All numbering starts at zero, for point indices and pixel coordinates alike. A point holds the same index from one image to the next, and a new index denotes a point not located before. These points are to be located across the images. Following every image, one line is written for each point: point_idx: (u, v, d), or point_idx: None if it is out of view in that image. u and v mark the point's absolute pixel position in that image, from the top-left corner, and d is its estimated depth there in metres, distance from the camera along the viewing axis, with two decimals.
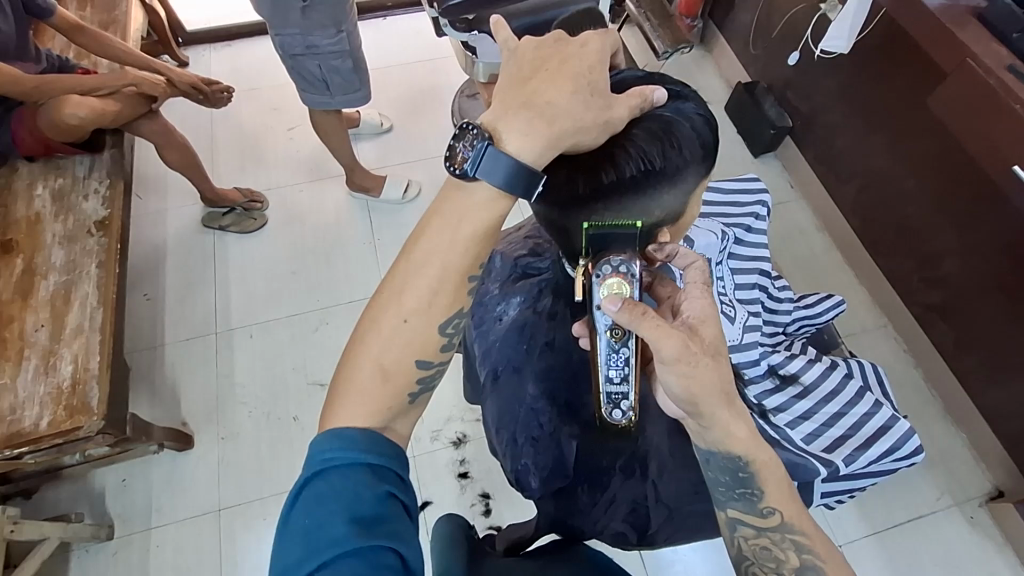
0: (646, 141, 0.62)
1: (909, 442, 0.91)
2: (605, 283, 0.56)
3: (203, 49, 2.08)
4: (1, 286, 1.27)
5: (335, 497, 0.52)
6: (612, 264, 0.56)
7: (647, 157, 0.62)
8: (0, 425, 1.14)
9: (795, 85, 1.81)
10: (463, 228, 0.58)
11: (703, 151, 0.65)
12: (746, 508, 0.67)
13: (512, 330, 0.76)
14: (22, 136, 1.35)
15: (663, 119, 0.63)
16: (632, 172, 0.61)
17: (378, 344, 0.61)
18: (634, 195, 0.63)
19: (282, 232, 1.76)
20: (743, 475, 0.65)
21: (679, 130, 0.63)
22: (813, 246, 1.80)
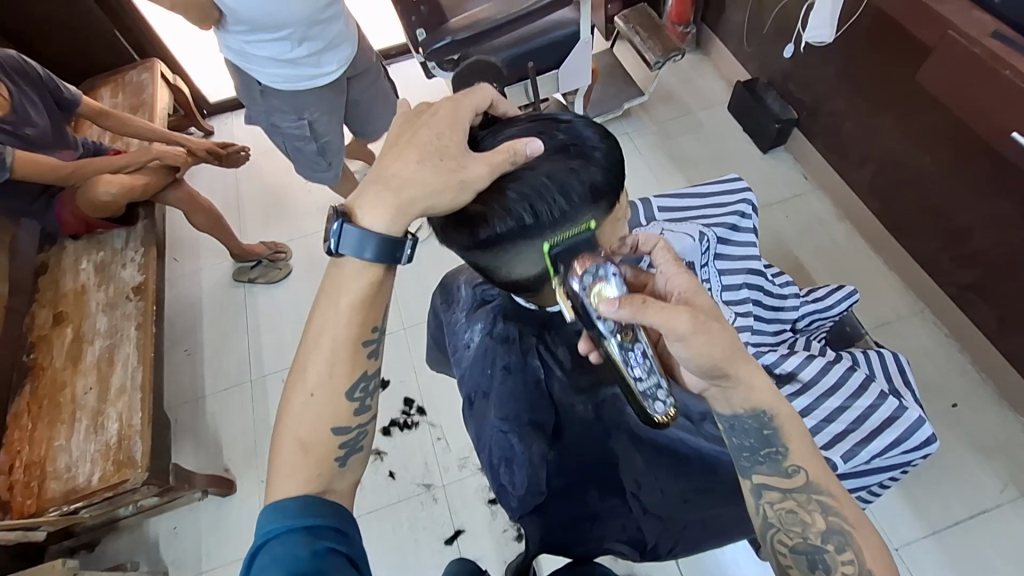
0: (517, 196, 0.61)
1: (922, 432, 0.87)
2: (593, 292, 0.53)
3: (226, 117, 2.24)
4: (54, 355, 1.39)
5: (274, 563, 0.55)
6: (592, 273, 0.54)
7: (517, 213, 0.61)
8: (57, 483, 1.24)
9: (795, 76, 1.78)
10: (341, 301, 0.65)
11: (588, 197, 0.62)
12: (771, 470, 0.65)
13: (478, 355, 0.76)
14: (65, 217, 1.49)
15: (539, 170, 0.61)
16: (503, 228, 0.62)
17: (293, 422, 0.66)
18: (511, 246, 0.63)
19: (306, 279, 1.85)
20: (768, 432, 0.63)
21: (554, 181, 0.61)
22: (834, 236, 1.74)
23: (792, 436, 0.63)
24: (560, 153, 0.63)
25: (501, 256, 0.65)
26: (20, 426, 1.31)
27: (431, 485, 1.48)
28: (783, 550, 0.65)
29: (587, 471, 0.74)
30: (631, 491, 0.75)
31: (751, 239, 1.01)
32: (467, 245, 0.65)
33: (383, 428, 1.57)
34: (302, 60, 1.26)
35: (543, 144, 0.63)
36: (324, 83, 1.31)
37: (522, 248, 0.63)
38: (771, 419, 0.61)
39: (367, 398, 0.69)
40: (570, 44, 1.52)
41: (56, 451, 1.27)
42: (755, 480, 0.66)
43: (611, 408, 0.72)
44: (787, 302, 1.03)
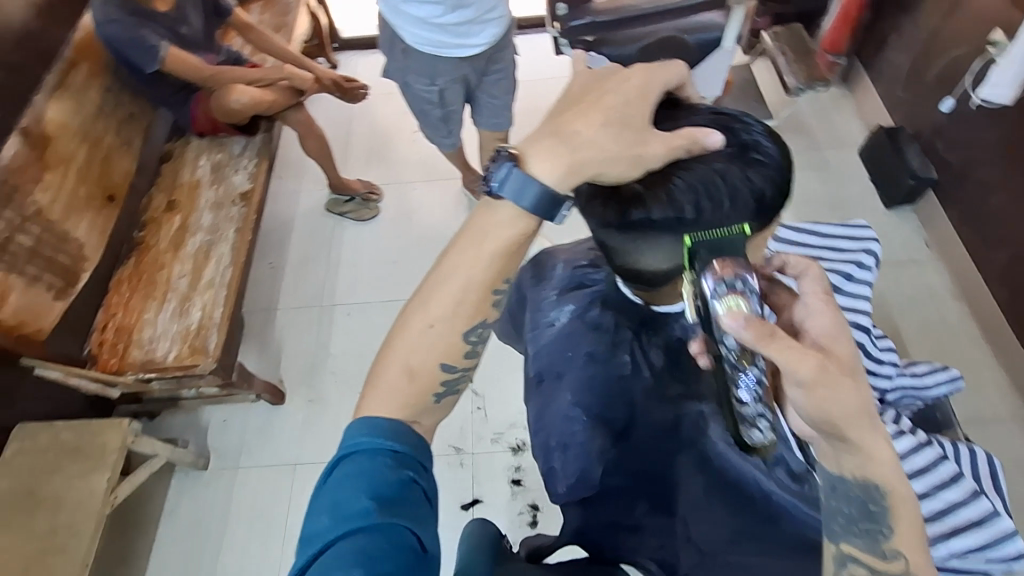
0: (684, 186, 0.58)
1: (1007, 545, 0.79)
2: (724, 302, 0.50)
3: (354, 54, 2.31)
4: (161, 237, 1.52)
5: (360, 477, 0.57)
6: (736, 285, 0.50)
7: (678, 203, 0.58)
8: (139, 352, 1.35)
9: (946, 134, 1.63)
10: (486, 246, 0.65)
11: (755, 208, 0.58)
12: (866, 546, 0.60)
13: (561, 336, 0.76)
14: (197, 116, 1.61)
15: (713, 167, 0.59)
16: (659, 215, 0.58)
17: (401, 344, 0.68)
18: (658, 238, 0.59)
19: (392, 224, 1.91)
20: (875, 508, 0.59)
21: (727, 183, 0.58)
22: (944, 315, 1.59)
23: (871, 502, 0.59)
24: (739, 157, 0.60)
25: (641, 245, 0.60)
26: (120, 292, 1.44)
27: (461, 449, 1.51)
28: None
29: (635, 481, 0.73)
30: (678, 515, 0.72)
31: (864, 292, 0.93)
32: (611, 223, 0.60)
33: None
34: (452, 28, 1.27)
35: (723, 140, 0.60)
36: (466, 54, 1.32)
37: (672, 242, 0.59)
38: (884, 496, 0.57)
39: (479, 344, 0.70)
40: (709, 49, 1.46)
41: (144, 322, 1.39)
42: (842, 549, 0.62)
43: (692, 422, 0.69)
44: (883, 367, 0.95)
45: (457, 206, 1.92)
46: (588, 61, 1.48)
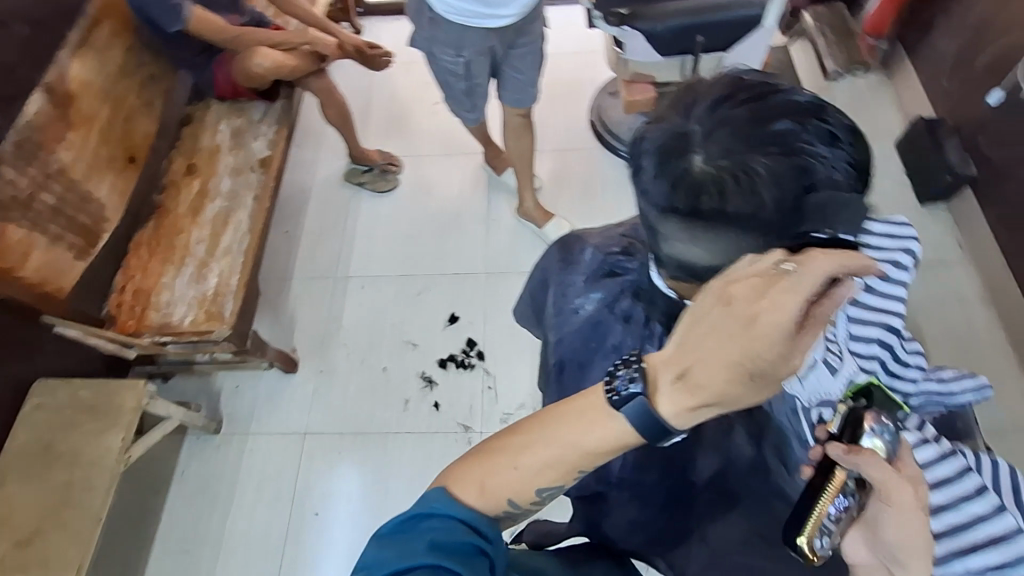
0: (771, 174, 0.49)
1: None
2: (867, 436, 0.55)
3: (377, 21, 2.26)
4: (179, 201, 1.51)
5: (433, 527, 0.52)
6: (879, 426, 0.56)
7: (762, 198, 0.50)
8: (156, 314, 1.36)
9: (990, 130, 1.56)
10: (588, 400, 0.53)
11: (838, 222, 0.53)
12: None
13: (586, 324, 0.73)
14: (219, 80, 1.59)
15: (810, 154, 0.50)
16: (737, 208, 0.50)
17: (495, 465, 0.54)
18: (727, 233, 0.51)
19: (409, 197, 1.89)
20: None
21: (817, 175, 0.50)
22: (970, 317, 1.55)
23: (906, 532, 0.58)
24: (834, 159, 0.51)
25: (704, 238, 0.52)
26: (138, 255, 1.45)
27: (470, 427, 1.52)
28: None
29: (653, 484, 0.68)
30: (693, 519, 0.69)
31: (900, 294, 0.90)
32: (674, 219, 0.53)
33: (440, 359, 1.62)
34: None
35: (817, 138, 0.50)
36: (494, 25, 1.27)
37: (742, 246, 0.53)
38: None
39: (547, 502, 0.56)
40: (748, 29, 1.39)
41: (161, 286, 1.40)
42: None
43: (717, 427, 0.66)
44: (908, 374, 0.91)
45: (475, 183, 1.89)
46: (621, 36, 1.43)
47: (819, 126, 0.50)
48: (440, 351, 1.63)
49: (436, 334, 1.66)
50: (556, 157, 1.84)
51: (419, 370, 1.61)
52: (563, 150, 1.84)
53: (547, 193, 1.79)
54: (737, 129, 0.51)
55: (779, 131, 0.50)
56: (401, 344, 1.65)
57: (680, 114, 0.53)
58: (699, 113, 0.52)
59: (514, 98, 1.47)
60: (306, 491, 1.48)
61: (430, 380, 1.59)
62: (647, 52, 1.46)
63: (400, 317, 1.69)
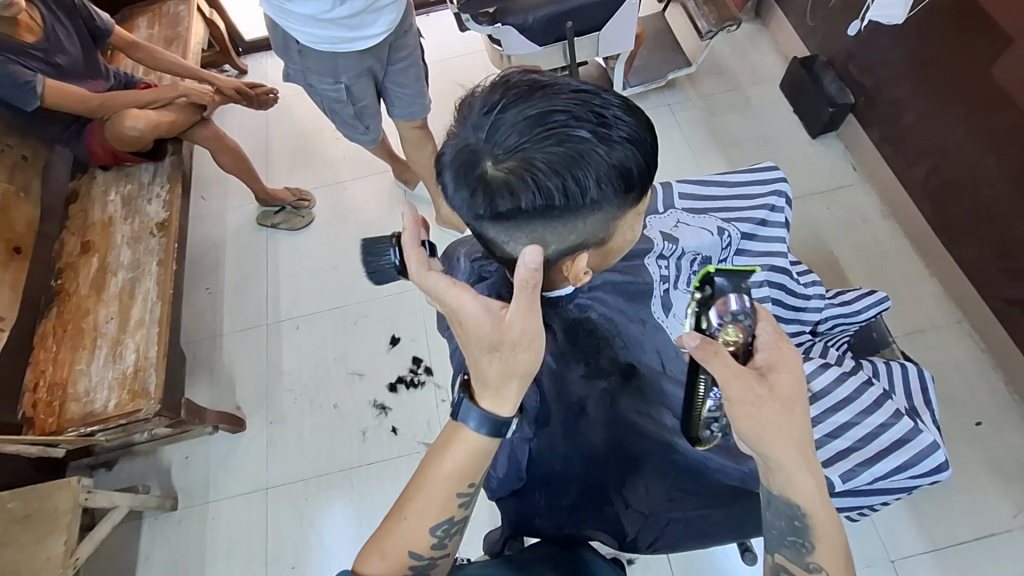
0: (548, 167, 0.57)
1: (931, 458, 0.84)
2: (722, 328, 0.60)
3: (261, 56, 2.20)
4: (79, 282, 1.44)
5: None
6: (730, 311, 0.60)
7: (547, 189, 0.58)
8: (77, 405, 1.29)
9: (857, 58, 1.65)
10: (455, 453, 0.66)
11: (619, 187, 0.60)
12: (792, 556, 0.65)
13: (469, 333, 0.77)
14: (94, 147, 1.50)
15: (575, 139, 0.57)
16: (529, 202, 0.59)
17: (395, 532, 0.66)
18: (528, 223, 0.61)
19: (328, 228, 1.86)
20: (801, 525, 0.63)
21: (591, 157, 0.58)
22: (876, 234, 1.64)
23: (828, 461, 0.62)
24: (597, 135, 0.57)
25: (512, 231, 0.62)
26: (46, 347, 1.36)
27: (432, 444, 1.51)
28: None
29: (568, 462, 0.74)
30: (613, 487, 0.75)
31: (780, 235, 0.95)
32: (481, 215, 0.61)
33: (390, 383, 1.60)
34: (345, 21, 1.21)
35: (579, 122, 0.57)
36: (365, 46, 1.25)
37: (545, 225, 0.61)
38: (806, 516, 0.61)
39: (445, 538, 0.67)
40: (615, 4, 1.43)
41: (77, 374, 1.33)
42: (775, 559, 0.68)
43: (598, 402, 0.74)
44: (811, 303, 0.98)
45: (392, 200, 1.87)
46: (496, 33, 1.44)
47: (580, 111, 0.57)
48: (388, 375, 1.61)
49: (380, 358, 1.64)
50: None
51: (370, 398, 1.58)
52: None
53: None
54: (512, 132, 0.58)
55: (548, 125, 0.57)
56: (348, 377, 1.62)
57: (465, 126, 0.60)
58: (480, 123, 0.59)
59: (406, 112, 1.45)
60: (278, 547, 1.44)
61: (383, 407, 1.57)
62: (525, 43, 1.48)
63: (340, 351, 1.66)
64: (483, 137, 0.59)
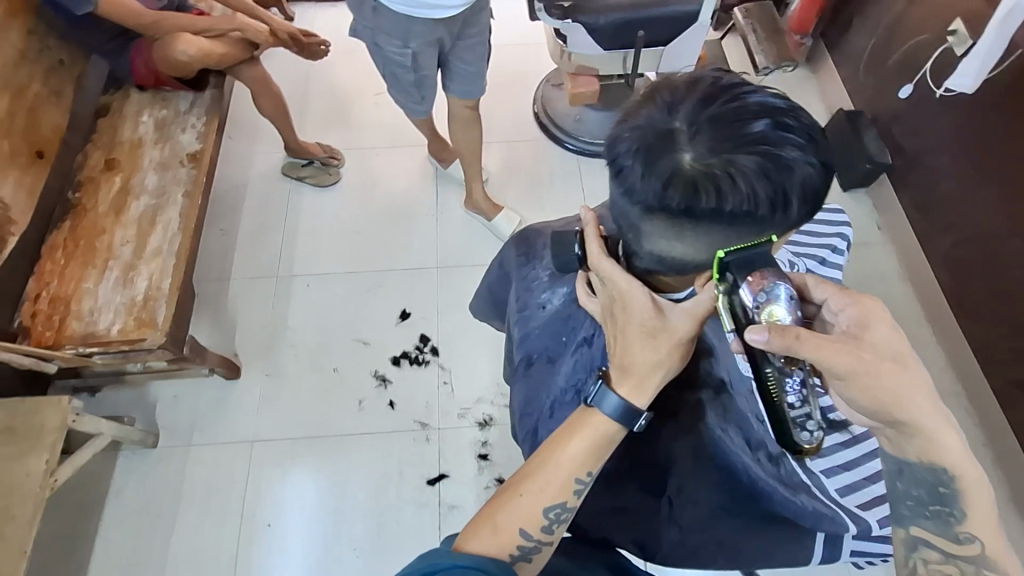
0: (755, 174, 0.56)
1: None
2: (765, 312, 0.53)
3: (311, 7, 2.16)
4: (99, 199, 1.39)
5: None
6: (771, 290, 0.53)
7: (746, 195, 0.57)
8: (78, 324, 1.25)
9: (902, 120, 1.69)
10: (580, 439, 0.66)
11: (802, 208, 0.60)
12: (938, 530, 0.65)
13: (556, 319, 0.81)
14: (138, 66, 1.47)
15: (788, 152, 0.57)
16: (726, 206, 0.58)
17: (508, 506, 0.67)
18: (712, 226, 0.60)
19: (354, 191, 1.83)
20: (945, 491, 0.63)
21: (796, 172, 0.57)
22: (891, 294, 1.68)
23: (963, 496, 0.62)
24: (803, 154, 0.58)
25: (691, 229, 0.61)
26: (54, 260, 1.32)
27: (427, 424, 1.50)
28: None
29: (632, 466, 0.75)
30: (668, 497, 0.74)
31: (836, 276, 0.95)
32: (663, 206, 0.60)
33: (394, 357, 1.58)
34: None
35: (793, 136, 0.57)
36: (440, 16, 1.24)
37: (723, 229, 0.60)
38: (953, 480, 0.61)
39: (555, 523, 0.67)
40: (687, 23, 1.43)
41: (82, 292, 1.28)
42: (912, 533, 0.68)
43: (691, 409, 0.73)
44: None
45: (423, 175, 1.85)
46: (565, 29, 1.43)
47: (795, 127, 0.57)
48: (393, 348, 1.59)
49: (388, 331, 1.62)
50: (504, 149, 1.83)
51: (372, 369, 1.56)
52: (510, 141, 1.84)
53: (496, 185, 1.78)
54: (721, 132, 0.57)
55: (760, 134, 0.57)
56: (352, 343, 1.60)
57: (666, 115, 0.59)
58: (686, 117, 0.58)
59: (462, 90, 1.44)
60: (257, 502, 1.42)
61: (384, 379, 1.55)
62: (591, 44, 1.47)
63: (352, 315, 1.64)
64: (689, 132, 0.58)
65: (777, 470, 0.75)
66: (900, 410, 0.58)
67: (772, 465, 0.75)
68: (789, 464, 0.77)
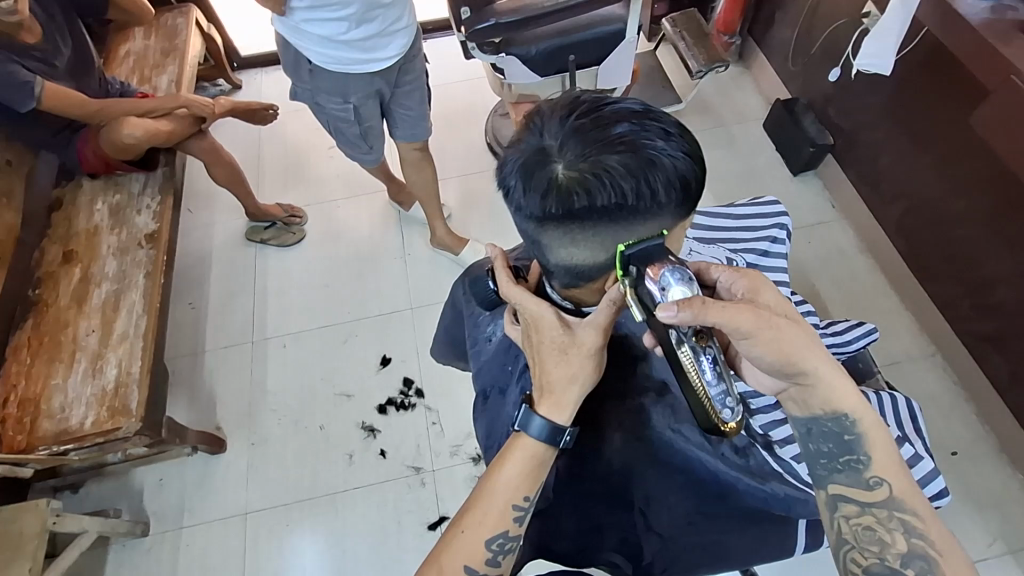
0: (622, 169, 0.58)
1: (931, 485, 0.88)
2: (669, 292, 0.53)
3: (255, 72, 2.19)
4: (59, 293, 1.38)
5: None
6: (671, 276, 0.54)
7: (620, 191, 0.58)
8: (50, 422, 1.23)
9: (836, 102, 1.75)
10: (513, 466, 0.66)
11: (681, 198, 0.61)
12: (851, 480, 0.68)
13: (500, 350, 0.81)
14: (86, 153, 1.45)
15: (650, 147, 0.58)
16: (601, 203, 0.59)
17: (452, 544, 0.67)
18: (596, 227, 0.60)
19: (319, 246, 1.84)
20: (849, 438, 0.67)
21: (662, 164, 0.58)
22: (854, 269, 1.72)
23: (873, 444, 0.67)
24: (667, 147, 0.59)
25: (576, 235, 0.61)
26: (19, 360, 1.30)
27: (420, 468, 1.48)
28: (856, 570, 0.67)
29: (593, 485, 0.75)
30: (639, 508, 0.75)
31: (780, 266, 0.98)
32: (547, 216, 0.61)
33: (379, 405, 1.57)
34: (358, 44, 1.22)
35: (652, 132, 0.59)
36: (377, 68, 1.28)
37: (609, 229, 0.61)
38: (854, 422, 0.65)
39: (500, 554, 0.67)
40: (615, 42, 1.48)
41: (52, 389, 1.26)
42: (832, 492, 0.69)
43: (633, 418, 0.73)
44: None
45: (385, 220, 1.87)
46: (500, 62, 1.48)
47: (653, 123, 0.59)
48: (377, 397, 1.58)
49: (369, 380, 1.61)
50: (461, 183, 1.86)
51: (358, 420, 1.55)
52: (466, 175, 1.87)
53: (457, 219, 1.80)
54: (587, 135, 0.59)
55: (622, 132, 0.59)
56: (335, 398, 1.59)
57: (537, 131, 0.62)
58: (553, 129, 0.60)
59: (408, 134, 1.47)
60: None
61: (372, 429, 1.54)
62: (526, 73, 1.52)
63: (330, 370, 1.63)
64: (557, 142, 0.60)
65: (746, 462, 0.76)
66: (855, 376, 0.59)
67: (739, 457, 0.75)
68: (757, 454, 0.77)
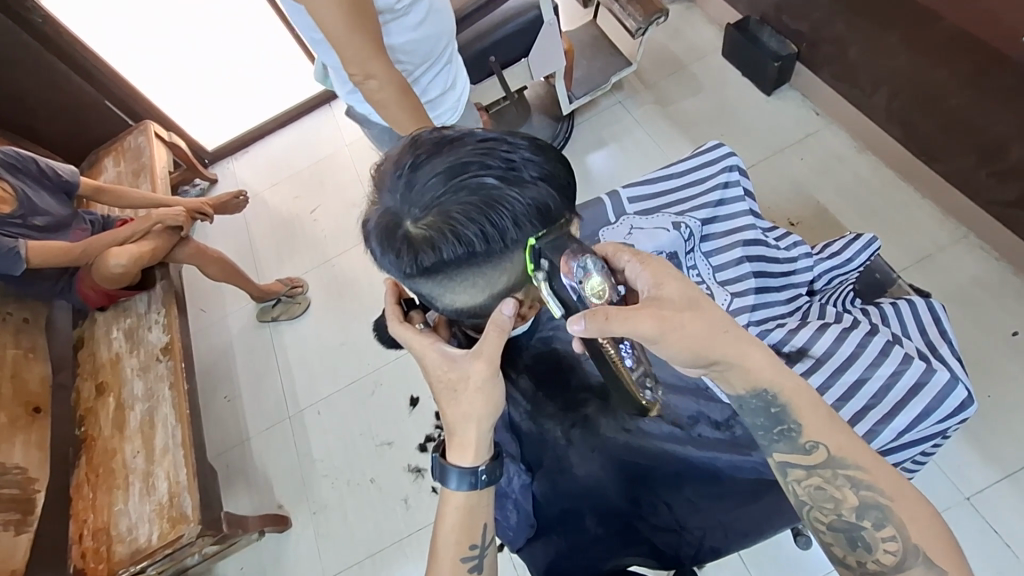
0: (466, 216, 0.65)
1: (951, 397, 0.85)
2: (586, 286, 0.62)
3: (226, 162, 2.27)
4: (101, 425, 1.47)
5: None
6: (579, 268, 0.63)
7: (464, 238, 0.65)
8: (122, 546, 1.30)
9: (788, 8, 1.66)
10: (461, 510, 0.78)
11: (533, 225, 0.66)
12: (790, 449, 0.73)
13: None
14: (87, 291, 1.54)
15: (488, 188, 0.65)
16: (452, 253, 0.66)
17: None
18: (458, 267, 0.67)
19: (325, 308, 1.88)
20: (776, 409, 0.72)
21: (503, 201, 0.65)
22: (856, 170, 1.61)
23: (801, 411, 0.71)
24: (509, 184, 0.65)
25: (444, 280, 0.69)
26: (83, 495, 1.39)
27: None
28: (822, 526, 0.74)
29: (572, 500, 0.90)
30: (637, 514, 0.90)
31: (737, 209, 1.02)
32: (412, 268, 0.68)
33: (419, 445, 1.60)
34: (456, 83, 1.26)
35: (489, 174, 0.65)
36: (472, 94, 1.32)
37: (472, 267, 0.68)
38: (774, 396, 0.71)
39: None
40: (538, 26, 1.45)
41: (116, 515, 1.34)
42: (778, 459, 0.75)
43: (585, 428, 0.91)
44: (798, 265, 1.01)
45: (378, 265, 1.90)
46: None
47: (491, 164, 0.65)
48: (416, 436, 1.61)
49: (404, 422, 1.64)
50: None
51: (404, 464, 1.58)
52: None
53: None
54: (425, 192, 0.66)
55: (456, 184, 0.65)
56: (378, 448, 1.62)
57: (389, 192, 0.69)
58: (399, 186, 0.67)
59: None
60: None
61: (418, 469, 1.57)
62: None
63: (364, 424, 1.67)
64: (401, 202, 0.67)
65: (731, 434, 0.92)
66: (728, 339, 0.69)
67: (724, 431, 0.92)
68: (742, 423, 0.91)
